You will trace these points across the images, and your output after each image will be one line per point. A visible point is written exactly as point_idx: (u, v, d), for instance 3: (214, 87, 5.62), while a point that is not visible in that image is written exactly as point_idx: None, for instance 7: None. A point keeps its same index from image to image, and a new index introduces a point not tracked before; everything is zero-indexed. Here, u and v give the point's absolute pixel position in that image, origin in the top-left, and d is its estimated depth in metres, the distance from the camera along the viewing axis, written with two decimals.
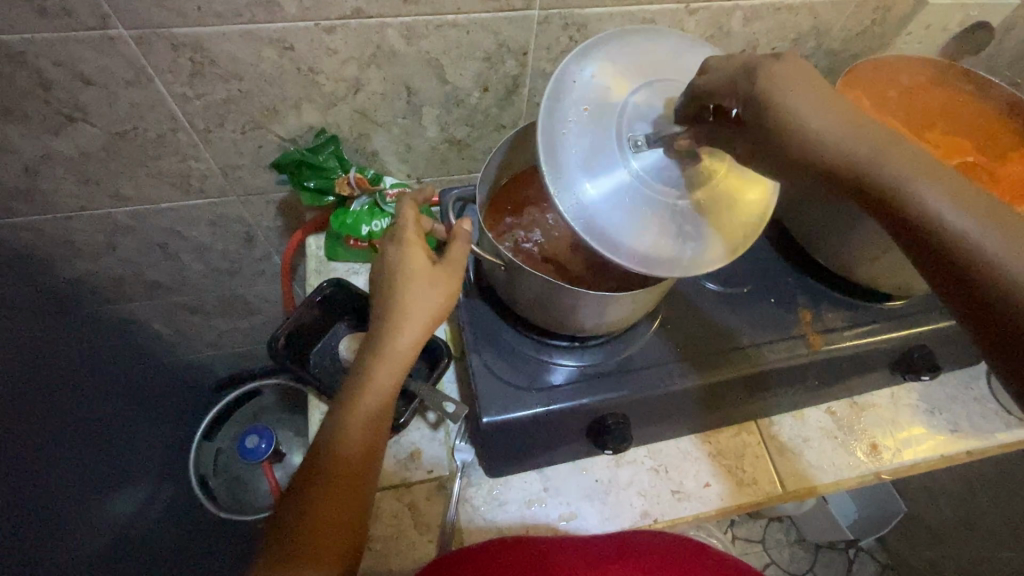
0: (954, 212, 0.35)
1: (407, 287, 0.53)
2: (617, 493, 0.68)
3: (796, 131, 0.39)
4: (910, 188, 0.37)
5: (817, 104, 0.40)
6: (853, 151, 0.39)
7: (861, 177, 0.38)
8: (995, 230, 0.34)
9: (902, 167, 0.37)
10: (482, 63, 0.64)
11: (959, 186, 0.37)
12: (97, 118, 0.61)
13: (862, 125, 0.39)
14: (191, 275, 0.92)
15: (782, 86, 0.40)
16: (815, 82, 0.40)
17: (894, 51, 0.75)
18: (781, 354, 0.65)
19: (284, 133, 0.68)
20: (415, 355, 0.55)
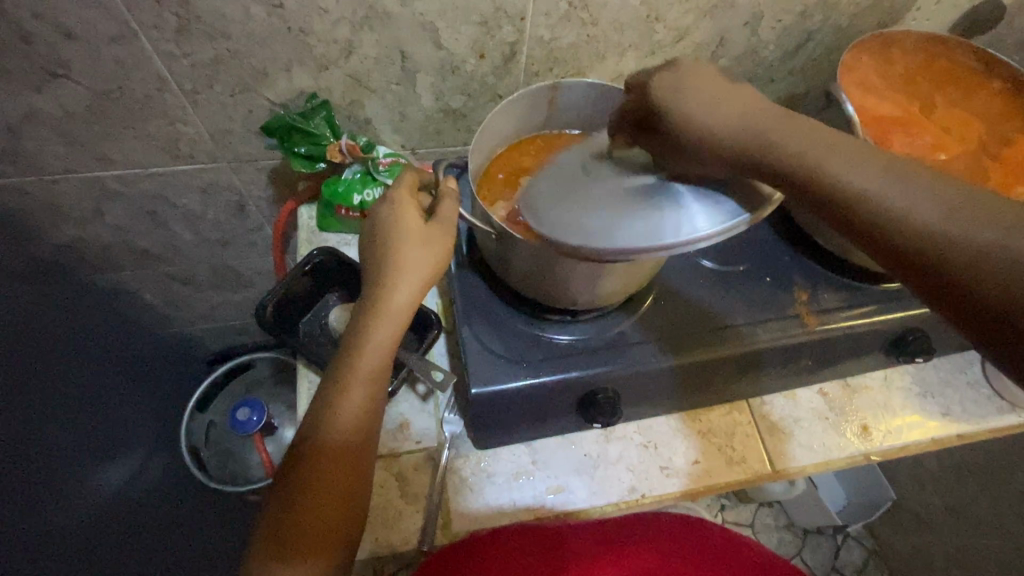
0: (902, 196, 0.38)
1: (400, 247, 0.52)
2: (605, 468, 0.68)
3: (704, 126, 0.43)
4: (852, 183, 0.40)
5: (723, 104, 0.45)
6: (776, 139, 0.43)
7: (806, 175, 0.42)
8: (944, 205, 0.36)
9: (842, 162, 0.41)
10: (478, 28, 0.63)
11: (902, 168, 0.40)
12: (81, 76, 0.60)
13: (790, 122, 0.44)
14: (182, 245, 0.91)
15: (688, 93, 0.45)
16: (722, 87, 0.46)
17: (902, 27, 0.74)
18: (775, 333, 0.65)
19: (275, 97, 0.66)
20: (412, 315, 0.53)
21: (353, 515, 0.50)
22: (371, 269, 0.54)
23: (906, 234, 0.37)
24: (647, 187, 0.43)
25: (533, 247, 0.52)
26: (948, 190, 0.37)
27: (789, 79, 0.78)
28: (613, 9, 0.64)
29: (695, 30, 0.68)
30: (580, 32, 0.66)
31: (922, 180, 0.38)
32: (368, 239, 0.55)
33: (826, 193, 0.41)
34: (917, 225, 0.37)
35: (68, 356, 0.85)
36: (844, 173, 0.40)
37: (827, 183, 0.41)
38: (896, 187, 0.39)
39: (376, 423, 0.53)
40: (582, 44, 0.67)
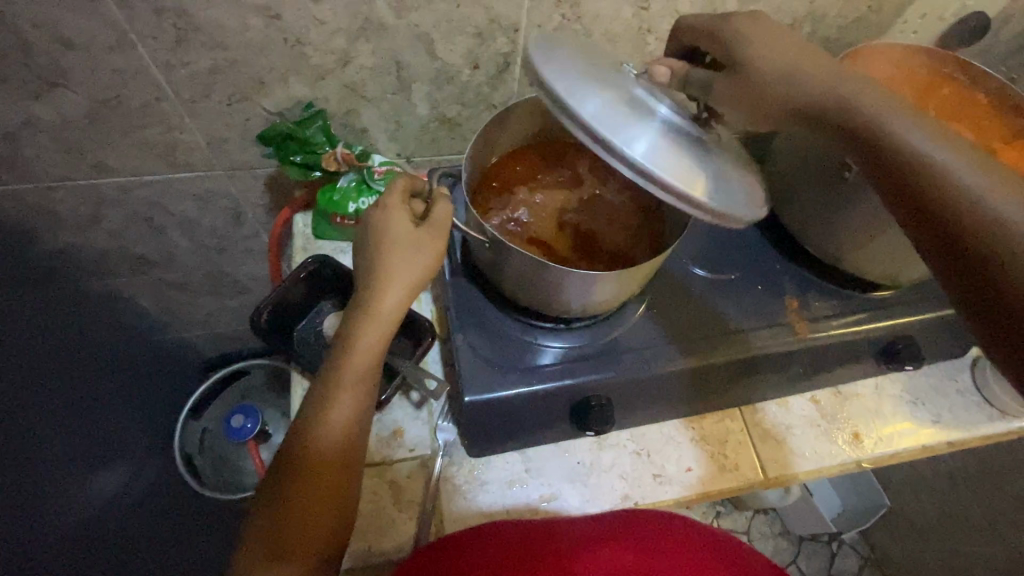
0: (964, 174, 0.40)
1: (390, 252, 0.51)
2: (598, 476, 0.68)
3: (754, 80, 0.49)
4: (907, 138, 0.43)
5: (788, 57, 0.49)
6: (850, 97, 0.46)
7: (858, 125, 0.46)
8: (986, 176, 0.40)
9: (914, 127, 0.43)
10: (472, 39, 0.64)
11: (938, 130, 0.43)
12: (79, 85, 0.60)
13: (864, 85, 0.47)
14: (178, 251, 0.91)
15: (758, 42, 0.50)
16: (790, 46, 0.50)
17: (890, 40, 0.75)
18: (766, 340, 0.65)
19: (271, 106, 0.67)
20: (400, 320, 0.53)
21: (340, 519, 0.51)
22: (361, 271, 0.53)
23: (964, 215, 0.39)
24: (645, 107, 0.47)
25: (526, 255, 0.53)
26: (994, 168, 0.41)
27: None
28: (606, 21, 0.65)
29: None
30: (573, 44, 0.67)
31: (982, 163, 0.41)
32: (359, 240, 0.54)
33: (885, 152, 0.44)
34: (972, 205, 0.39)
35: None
36: (904, 134, 0.43)
37: (891, 143, 0.44)
38: (941, 154, 0.42)
39: (364, 427, 0.53)
40: None
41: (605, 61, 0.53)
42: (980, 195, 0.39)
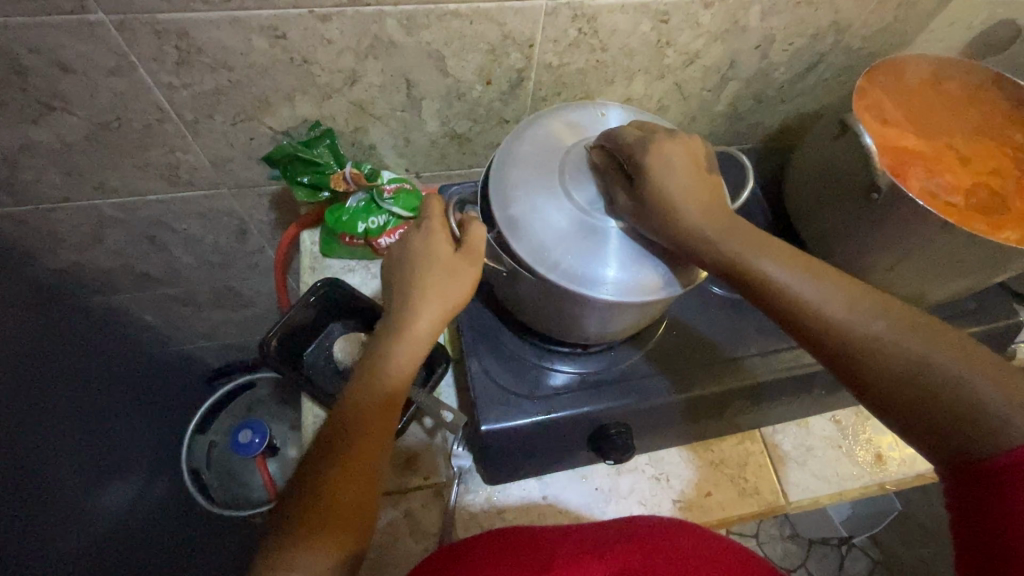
0: (849, 315, 0.40)
1: (429, 274, 0.50)
2: (616, 502, 0.67)
3: (672, 216, 0.45)
4: (782, 283, 0.43)
5: (689, 189, 0.47)
6: (725, 237, 0.45)
7: (746, 274, 0.44)
8: (873, 319, 0.40)
9: (783, 272, 0.43)
10: (485, 55, 0.61)
11: (816, 269, 0.43)
12: (78, 108, 0.58)
13: (738, 225, 0.46)
14: (182, 267, 0.89)
15: (662, 172, 0.47)
16: (695, 170, 0.48)
17: (916, 48, 0.72)
18: (786, 364, 0.64)
19: (277, 125, 0.65)
20: (430, 346, 0.51)
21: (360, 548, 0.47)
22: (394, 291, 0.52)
23: (872, 361, 0.39)
24: (598, 224, 0.47)
25: (542, 288, 0.50)
26: (876, 306, 0.41)
27: (799, 100, 0.76)
28: (623, 34, 0.62)
29: (706, 53, 0.67)
30: (589, 58, 0.65)
31: (861, 298, 0.41)
32: (396, 258, 0.52)
33: (774, 300, 0.43)
34: (875, 346, 0.39)
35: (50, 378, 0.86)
36: (775, 274, 0.44)
37: (770, 290, 0.43)
38: (824, 293, 0.42)
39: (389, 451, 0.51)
40: (591, 69, 0.66)
41: (556, 135, 0.52)
42: (875, 334, 0.39)
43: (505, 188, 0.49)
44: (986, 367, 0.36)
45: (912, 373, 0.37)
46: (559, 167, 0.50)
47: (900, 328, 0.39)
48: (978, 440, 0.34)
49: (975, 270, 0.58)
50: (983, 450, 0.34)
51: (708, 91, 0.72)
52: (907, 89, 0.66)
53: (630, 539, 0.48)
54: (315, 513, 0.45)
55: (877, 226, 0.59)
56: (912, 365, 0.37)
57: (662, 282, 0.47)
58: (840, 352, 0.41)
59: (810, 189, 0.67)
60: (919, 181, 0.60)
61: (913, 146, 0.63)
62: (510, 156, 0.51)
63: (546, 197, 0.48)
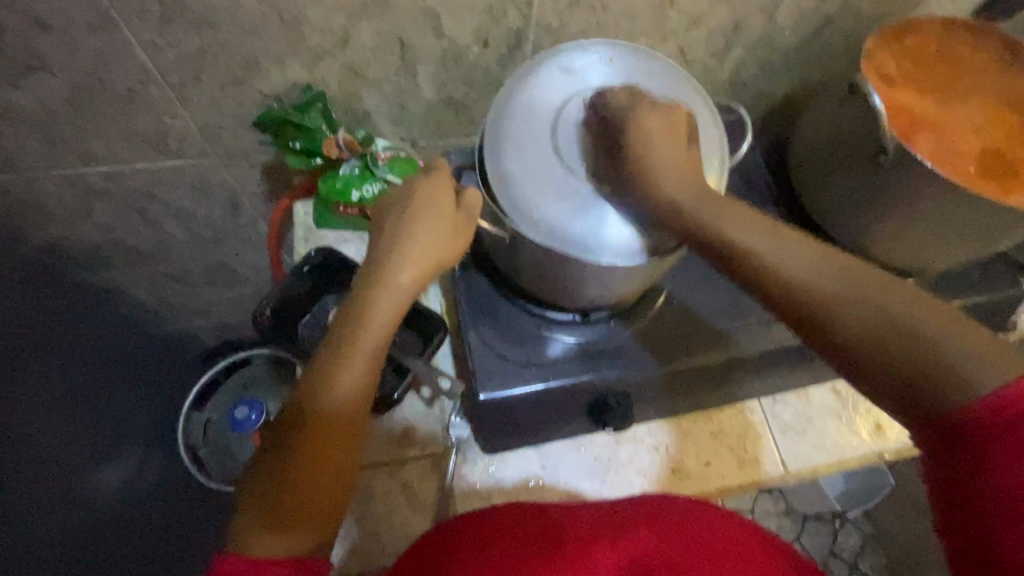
0: (816, 277, 0.39)
1: (425, 223, 0.48)
2: (616, 472, 0.66)
3: (654, 185, 0.45)
4: (749, 246, 0.42)
5: (668, 153, 0.46)
6: (692, 202, 0.44)
7: (715, 238, 0.43)
8: (841, 280, 0.38)
9: (749, 236, 0.42)
10: (482, 15, 0.59)
11: (780, 232, 0.42)
12: (59, 69, 0.56)
13: (707, 189, 0.45)
14: (174, 242, 0.88)
15: (648, 137, 0.46)
16: (675, 133, 0.46)
17: (924, 13, 0.70)
18: (788, 333, 0.63)
19: (267, 90, 0.63)
20: (413, 302, 0.49)
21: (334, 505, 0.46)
22: (383, 239, 0.49)
23: (840, 324, 0.37)
24: (582, 184, 0.47)
25: (541, 252, 0.49)
26: (841, 267, 0.39)
27: (804, 67, 0.74)
28: None
29: (709, 16, 0.65)
30: (589, 19, 0.62)
31: (830, 259, 0.40)
32: (393, 203, 0.50)
33: (744, 265, 0.42)
34: (843, 308, 0.37)
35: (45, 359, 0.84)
36: (741, 238, 0.42)
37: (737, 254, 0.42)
38: (792, 256, 0.40)
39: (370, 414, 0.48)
40: (591, 31, 0.64)
41: (554, 85, 0.50)
42: (847, 295, 0.38)
43: (496, 142, 0.49)
44: (955, 327, 0.35)
45: (880, 334, 0.36)
46: (554, 118, 0.48)
47: (869, 289, 0.38)
48: (953, 401, 0.33)
49: (977, 236, 0.57)
50: (958, 410, 0.33)
51: (711, 57, 0.70)
52: (916, 53, 0.64)
53: (642, 519, 0.47)
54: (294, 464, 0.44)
55: (882, 192, 0.58)
56: (885, 325, 0.36)
57: (637, 246, 0.47)
58: (812, 316, 0.39)
59: (814, 156, 0.65)
60: (926, 147, 0.60)
61: (922, 112, 0.62)
62: (503, 106, 0.50)
63: (536, 152, 0.48)
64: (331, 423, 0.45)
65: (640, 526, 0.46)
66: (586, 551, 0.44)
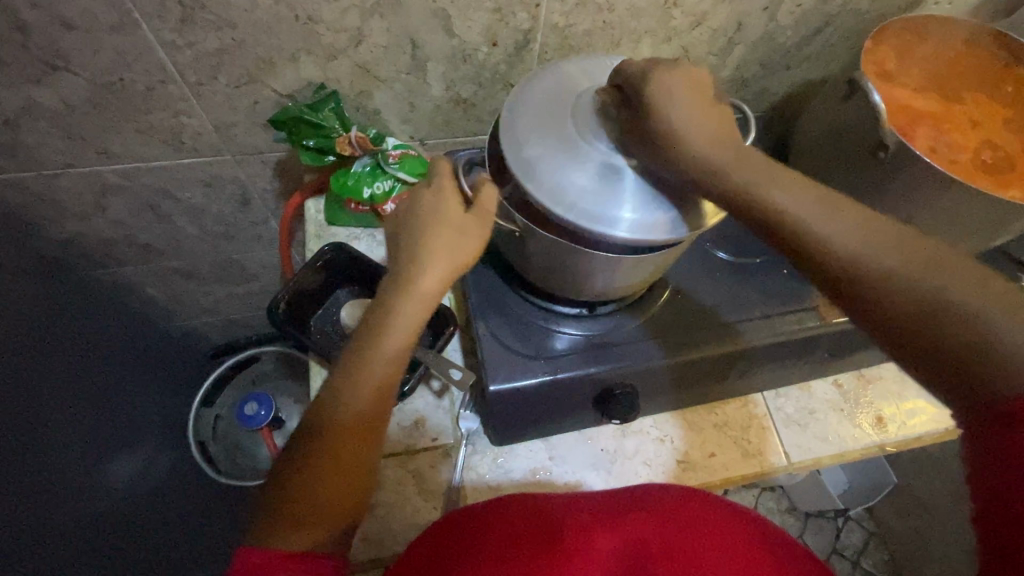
0: (866, 249, 0.39)
1: (438, 233, 0.49)
2: (622, 463, 0.67)
3: (679, 149, 0.45)
4: (797, 214, 0.42)
5: (696, 120, 0.46)
6: (740, 173, 0.44)
7: (760, 208, 0.43)
8: (891, 252, 0.39)
9: (799, 204, 0.42)
10: (491, 15, 0.61)
11: (834, 201, 0.42)
12: (81, 67, 0.58)
13: (754, 158, 0.45)
14: (185, 238, 0.89)
15: (668, 101, 0.45)
16: (703, 102, 0.47)
17: (923, 12, 0.72)
18: (791, 326, 0.64)
19: (282, 88, 0.64)
20: (436, 304, 0.50)
21: (354, 503, 0.48)
22: (401, 245, 0.50)
23: (887, 295, 0.38)
24: (612, 162, 0.47)
25: (550, 246, 0.51)
26: (895, 239, 0.39)
27: (806, 65, 0.76)
28: None
29: (713, 15, 0.66)
30: (596, 19, 0.64)
31: (879, 231, 0.40)
32: (403, 216, 0.51)
33: (789, 235, 0.42)
34: (891, 280, 0.38)
35: (53, 353, 0.84)
36: (789, 206, 0.42)
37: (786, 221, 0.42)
38: (840, 228, 0.40)
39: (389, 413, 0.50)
40: (597, 30, 0.65)
41: (570, 79, 0.52)
42: (892, 268, 0.38)
43: (517, 130, 0.49)
44: (1011, 306, 0.35)
45: (929, 308, 0.36)
46: (570, 109, 0.50)
47: (918, 261, 0.38)
48: (993, 378, 0.34)
49: (977, 230, 0.59)
50: (1000, 388, 0.34)
51: (714, 56, 0.72)
52: (920, 51, 0.65)
53: (643, 511, 0.48)
54: (316, 468, 0.46)
55: (884, 186, 0.59)
56: (929, 300, 0.37)
57: (668, 225, 0.47)
58: (856, 287, 0.39)
59: (816, 153, 0.67)
60: (928, 141, 0.61)
61: (924, 108, 0.63)
62: (518, 101, 0.51)
63: (559, 137, 0.48)
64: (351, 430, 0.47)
65: (640, 519, 0.47)
66: (587, 544, 0.45)
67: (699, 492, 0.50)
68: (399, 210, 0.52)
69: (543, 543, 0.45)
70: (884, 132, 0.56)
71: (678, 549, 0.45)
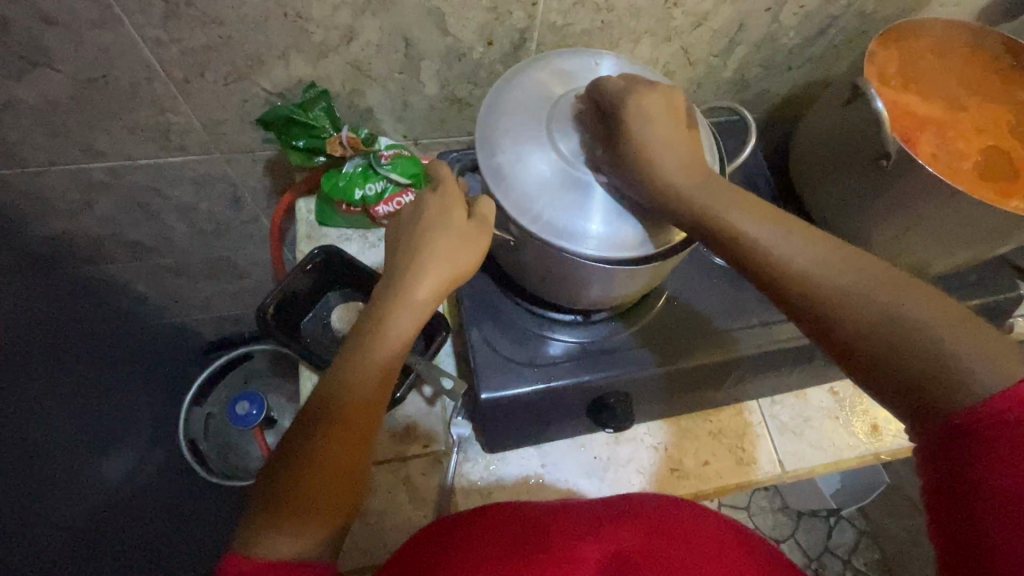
0: (822, 267, 0.39)
1: (440, 238, 0.49)
2: (616, 471, 0.67)
3: (647, 166, 0.45)
4: (754, 232, 0.42)
5: (666, 141, 0.46)
6: (700, 189, 0.45)
7: (721, 231, 0.43)
8: (843, 270, 0.39)
9: (756, 222, 0.43)
10: (487, 13, 0.59)
11: (786, 222, 0.43)
12: (63, 63, 0.56)
13: (713, 175, 0.46)
14: (175, 236, 0.87)
15: (641, 121, 0.46)
16: (673, 122, 0.47)
17: (929, 14, 0.70)
18: (787, 335, 0.63)
19: (271, 86, 0.63)
20: (431, 313, 0.50)
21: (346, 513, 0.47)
22: (401, 252, 0.50)
23: (842, 312, 0.38)
24: (582, 175, 0.46)
25: (544, 255, 0.50)
26: (846, 258, 0.40)
27: (808, 67, 0.74)
28: None
29: (714, 15, 0.65)
30: (594, 18, 0.62)
31: (837, 252, 0.40)
32: (406, 221, 0.51)
33: (747, 258, 0.42)
34: (846, 297, 0.38)
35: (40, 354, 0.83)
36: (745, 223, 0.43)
37: (740, 239, 0.43)
38: (794, 246, 0.41)
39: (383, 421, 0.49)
40: (596, 30, 0.64)
41: (552, 81, 0.51)
42: (849, 290, 0.38)
43: (492, 133, 0.49)
44: (961, 326, 0.35)
45: (883, 325, 0.36)
46: (548, 114, 0.49)
47: (874, 284, 0.38)
48: (944, 396, 0.34)
49: (979, 240, 0.58)
50: (953, 405, 0.33)
51: (715, 57, 0.70)
52: (923, 56, 0.65)
53: (627, 518, 0.45)
54: (313, 467, 0.45)
55: (885, 195, 0.58)
56: (882, 319, 0.37)
57: (637, 243, 0.47)
58: (813, 309, 0.39)
59: (817, 159, 0.65)
60: (928, 148, 0.60)
61: (927, 113, 0.62)
62: (497, 101, 0.51)
63: (532, 144, 0.48)
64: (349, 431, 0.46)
65: (627, 523, 0.45)
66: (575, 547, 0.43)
67: (685, 501, 0.48)
68: (399, 218, 0.52)
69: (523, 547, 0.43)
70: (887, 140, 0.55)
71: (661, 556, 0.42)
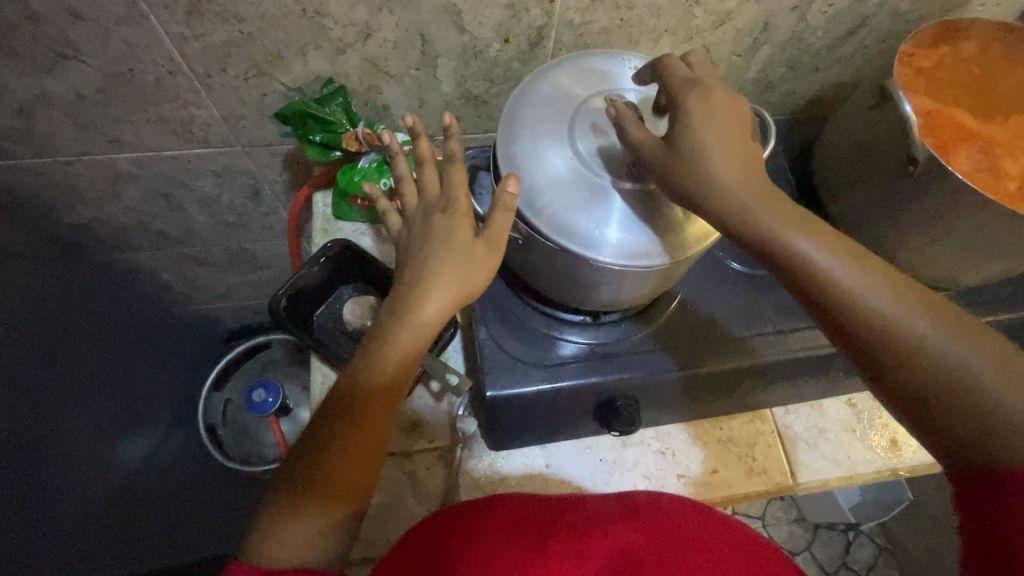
0: (891, 307, 0.37)
1: (446, 256, 0.47)
2: (620, 475, 0.66)
3: (705, 171, 0.41)
4: (817, 261, 0.39)
5: (730, 147, 0.42)
6: (760, 208, 0.41)
7: (781, 254, 0.40)
8: (911, 312, 0.37)
9: (822, 250, 0.39)
10: (504, 11, 0.58)
11: (856, 250, 0.40)
12: (91, 57, 0.58)
13: (776, 194, 0.42)
14: (198, 226, 0.90)
15: (706, 124, 0.42)
16: (741, 124, 0.43)
17: (968, 14, 0.67)
18: (804, 343, 0.61)
19: (290, 82, 0.64)
20: (440, 330, 0.49)
21: (353, 518, 0.48)
22: (412, 266, 0.48)
23: (904, 358, 0.36)
24: (602, 182, 0.45)
25: (548, 255, 0.49)
26: (917, 296, 0.37)
27: (836, 68, 0.72)
28: None
29: (738, 14, 0.63)
30: (614, 16, 0.61)
31: (907, 290, 0.38)
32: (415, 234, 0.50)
33: (810, 288, 0.39)
34: (912, 344, 0.36)
35: (67, 343, 0.87)
36: (808, 251, 0.39)
37: (802, 267, 0.39)
38: (864, 281, 0.38)
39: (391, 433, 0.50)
40: (615, 28, 0.63)
41: (576, 86, 0.50)
42: (920, 332, 0.36)
43: (514, 137, 0.48)
44: None
45: (945, 377, 0.35)
46: (572, 116, 0.48)
47: (947, 328, 0.36)
48: (994, 452, 0.33)
49: (1009, 251, 0.55)
50: (1000, 459, 0.33)
51: (738, 56, 0.68)
52: (976, 71, 0.63)
53: (618, 523, 0.43)
54: (312, 481, 0.46)
55: (911, 202, 0.56)
56: (946, 370, 0.35)
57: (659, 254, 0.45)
58: (873, 348, 0.38)
59: (843, 162, 0.63)
60: (966, 160, 0.58)
61: (976, 129, 0.60)
62: (521, 105, 0.50)
63: (553, 149, 0.47)
64: (354, 448, 0.47)
65: (616, 528, 0.43)
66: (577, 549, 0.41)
67: (689, 505, 0.46)
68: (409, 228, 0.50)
69: (528, 548, 0.41)
70: (914, 145, 0.52)
71: (680, 562, 0.40)
